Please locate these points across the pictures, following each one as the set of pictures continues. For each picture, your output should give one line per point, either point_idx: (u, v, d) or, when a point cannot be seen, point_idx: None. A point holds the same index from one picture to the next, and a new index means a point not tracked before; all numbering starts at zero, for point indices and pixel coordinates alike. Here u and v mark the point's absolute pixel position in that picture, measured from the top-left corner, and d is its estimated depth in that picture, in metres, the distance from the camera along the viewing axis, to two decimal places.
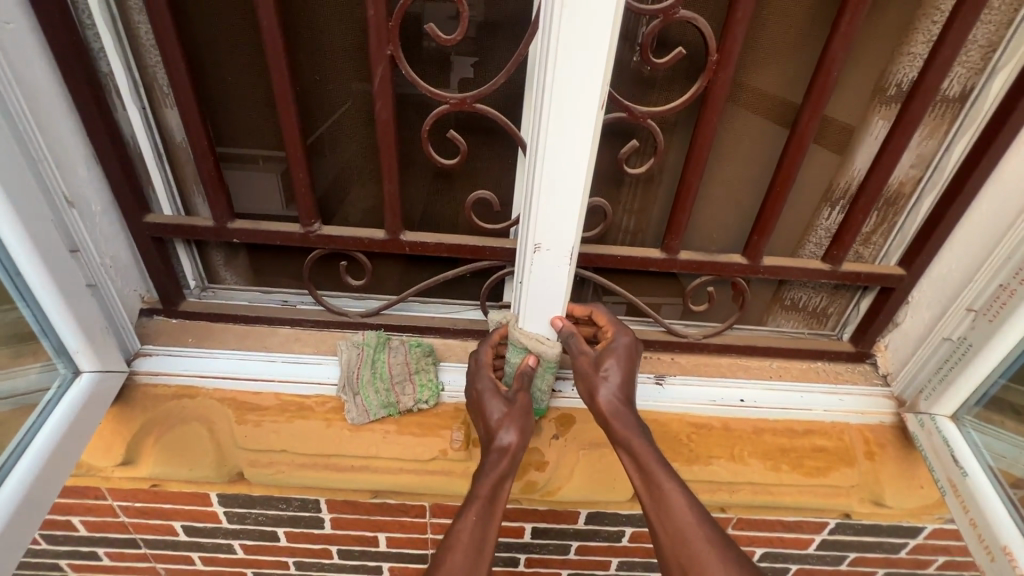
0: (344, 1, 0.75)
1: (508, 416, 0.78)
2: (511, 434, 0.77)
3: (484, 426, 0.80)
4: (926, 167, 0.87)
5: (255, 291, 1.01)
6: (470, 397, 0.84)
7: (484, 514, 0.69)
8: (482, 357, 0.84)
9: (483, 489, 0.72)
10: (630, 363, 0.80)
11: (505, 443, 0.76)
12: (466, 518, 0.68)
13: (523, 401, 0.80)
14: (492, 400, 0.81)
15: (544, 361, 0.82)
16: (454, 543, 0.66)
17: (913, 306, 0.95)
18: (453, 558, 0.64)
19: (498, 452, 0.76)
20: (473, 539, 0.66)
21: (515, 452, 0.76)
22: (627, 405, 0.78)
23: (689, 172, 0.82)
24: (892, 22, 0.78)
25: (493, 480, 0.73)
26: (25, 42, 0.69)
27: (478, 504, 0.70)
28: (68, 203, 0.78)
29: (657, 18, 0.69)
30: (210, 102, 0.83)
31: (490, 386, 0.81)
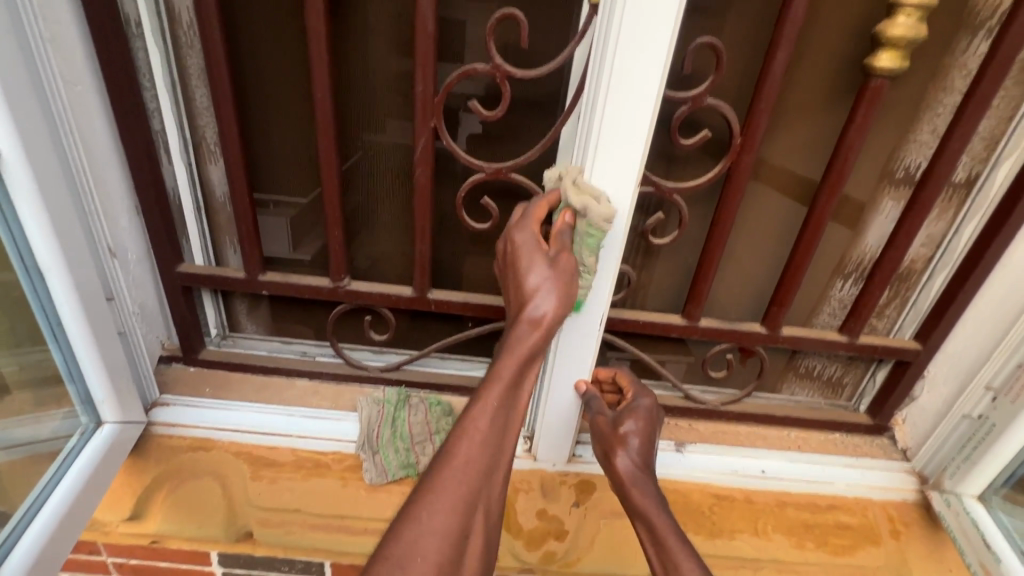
0: (392, 78, 0.81)
1: (550, 281, 0.64)
2: (549, 303, 0.64)
3: (518, 281, 0.66)
4: (936, 247, 0.91)
5: (274, 342, 1.01)
6: (505, 250, 0.69)
7: (507, 397, 0.60)
8: (528, 210, 0.69)
9: (507, 368, 0.61)
10: (654, 431, 0.79)
11: (539, 314, 0.63)
12: (487, 403, 0.58)
13: (567, 265, 0.65)
14: (533, 255, 0.65)
15: (586, 221, 0.68)
16: (471, 429, 0.56)
17: (930, 382, 0.96)
18: (468, 445, 0.55)
19: (528, 323, 0.63)
20: (493, 427, 0.57)
21: (550, 326, 0.63)
22: (648, 476, 0.74)
23: (712, 244, 0.85)
24: (899, 115, 0.84)
25: (521, 358, 0.61)
26: (90, 103, 0.74)
27: (501, 387, 0.59)
28: (110, 253, 0.80)
29: (686, 105, 0.73)
30: (256, 160, 0.87)
31: (531, 241, 0.66)
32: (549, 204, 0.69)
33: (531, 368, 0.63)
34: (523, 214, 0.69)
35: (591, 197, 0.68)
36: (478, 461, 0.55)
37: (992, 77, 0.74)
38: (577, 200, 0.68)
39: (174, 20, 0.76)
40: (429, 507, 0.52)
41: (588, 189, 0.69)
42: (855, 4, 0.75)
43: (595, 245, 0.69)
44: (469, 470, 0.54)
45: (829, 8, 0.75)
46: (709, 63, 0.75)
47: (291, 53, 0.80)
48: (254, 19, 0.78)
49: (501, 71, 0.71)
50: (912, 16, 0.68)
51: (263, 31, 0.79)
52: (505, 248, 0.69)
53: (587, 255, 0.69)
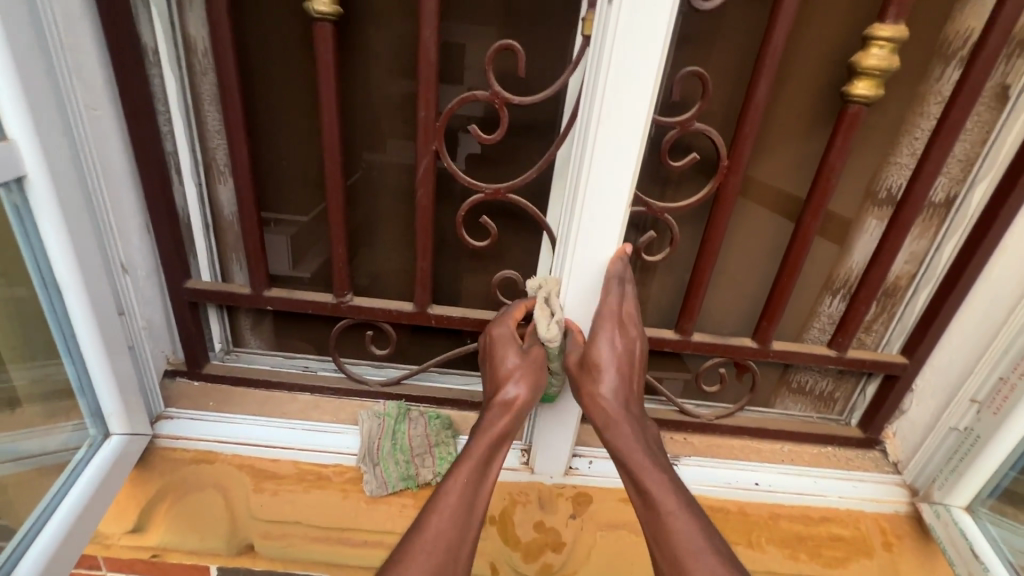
0: (395, 104, 0.86)
1: (518, 370, 0.76)
2: (519, 388, 0.74)
3: (493, 370, 0.77)
4: (919, 264, 0.94)
5: (277, 356, 1.03)
6: (485, 343, 0.82)
7: (478, 474, 0.68)
8: (507, 309, 0.81)
9: (479, 449, 0.70)
10: (632, 360, 0.75)
11: (510, 398, 0.74)
12: (459, 479, 0.66)
13: (536, 361, 0.77)
14: (507, 347, 0.77)
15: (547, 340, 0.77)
16: (440, 506, 0.63)
17: (918, 395, 0.98)
18: (438, 521, 0.62)
19: (501, 408, 0.74)
20: (462, 501, 0.64)
21: (519, 410, 0.74)
22: (628, 409, 0.73)
23: (703, 262, 0.88)
24: (878, 139, 0.88)
25: (491, 440, 0.71)
26: (107, 128, 0.77)
27: (473, 465, 0.68)
28: (123, 271, 0.83)
29: (675, 129, 0.77)
30: (263, 180, 0.91)
31: (507, 333, 0.78)
32: (525, 306, 0.81)
33: (500, 451, 0.72)
34: (503, 313, 0.81)
35: (551, 314, 0.77)
36: (447, 536, 0.61)
37: (963, 104, 0.78)
38: (538, 315, 0.77)
39: (190, 48, 0.80)
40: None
41: (552, 305, 0.78)
42: (833, 37, 0.79)
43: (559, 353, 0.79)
44: (436, 545, 0.60)
45: (808, 40, 0.80)
46: (696, 91, 0.79)
47: (300, 80, 0.84)
48: (266, 48, 0.82)
49: (500, 98, 0.75)
50: (884, 47, 0.72)
51: (274, 60, 0.83)
52: (486, 341, 0.81)
53: (553, 363, 0.79)
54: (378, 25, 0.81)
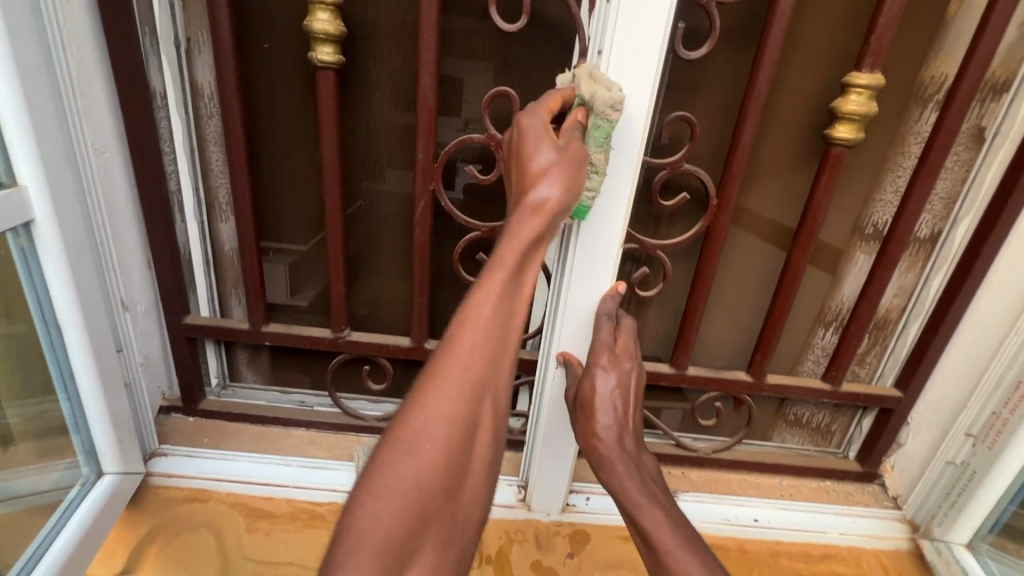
0: (395, 146, 0.89)
1: (559, 162, 0.57)
2: (554, 187, 0.55)
3: (522, 167, 0.58)
4: (907, 298, 0.96)
5: (273, 391, 1.04)
6: (510, 138, 0.63)
7: (508, 290, 0.51)
8: (539, 101, 0.64)
9: (506, 259, 0.52)
10: (628, 393, 0.74)
11: (543, 198, 0.55)
12: (488, 288, 0.50)
13: (577, 153, 0.59)
14: (542, 138, 0.59)
15: (599, 117, 0.63)
16: (471, 317, 0.49)
17: (913, 428, 0.99)
18: (472, 332, 0.48)
19: (532, 209, 0.54)
20: (495, 315, 0.50)
21: (554, 212, 0.55)
22: (624, 444, 0.73)
23: (695, 297, 0.89)
24: (862, 178, 0.91)
25: (522, 246, 0.53)
26: (114, 168, 0.79)
27: (508, 271, 0.52)
28: (123, 307, 0.83)
29: (665, 170, 0.79)
30: (264, 218, 0.93)
31: (540, 125, 0.60)
32: (562, 98, 0.64)
33: (537, 256, 0.55)
34: (535, 103, 0.63)
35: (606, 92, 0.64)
36: (487, 346, 0.49)
37: (941, 145, 0.80)
38: (590, 96, 0.64)
39: (197, 93, 0.84)
40: (437, 392, 0.46)
41: (602, 82, 0.64)
42: (815, 81, 0.83)
43: (606, 139, 0.64)
44: (476, 357, 0.48)
45: (789, 85, 0.83)
46: (685, 132, 0.82)
47: (302, 123, 0.87)
48: (270, 92, 0.85)
49: (495, 141, 0.78)
50: (862, 93, 0.76)
51: (278, 104, 0.86)
52: (511, 139, 0.62)
53: (598, 151, 0.64)
54: (379, 72, 0.85)
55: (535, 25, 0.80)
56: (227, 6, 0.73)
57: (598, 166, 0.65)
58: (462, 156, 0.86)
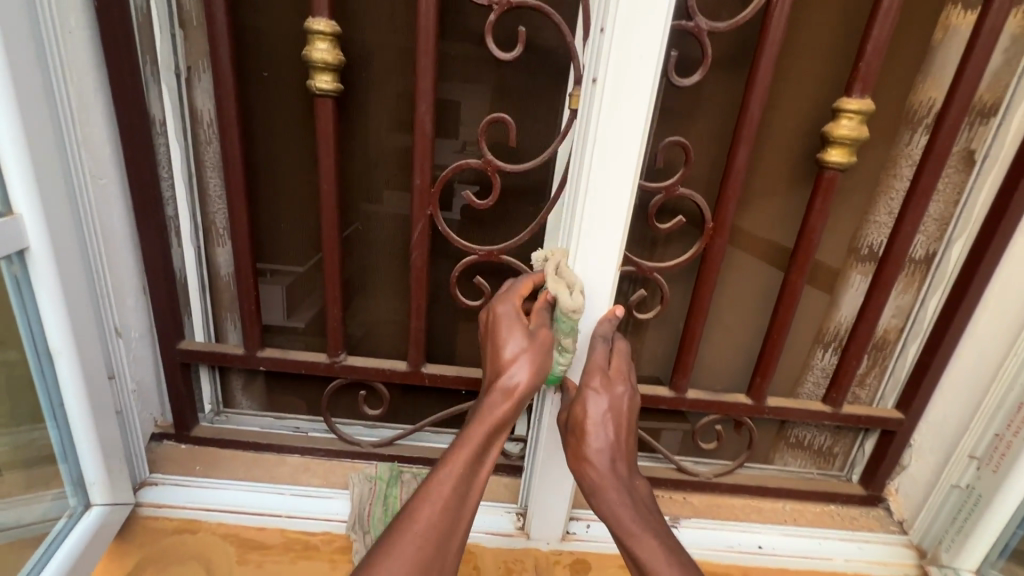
0: (392, 170, 0.90)
1: (526, 351, 0.68)
2: (522, 372, 0.68)
3: (496, 350, 0.70)
4: (905, 318, 0.95)
5: (268, 417, 1.02)
6: (486, 318, 0.73)
7: (469, 470, 0.63)
8: (513, 285, 0.73)
9: (474, 436, 0.65)
10: (620, 416, 0.73)
11: (512, 383, 0.67)
12: (453, 466, 0.62)
13: (543, 342, 0.70)
14: (512, 329, 0.70)
15: (560, 310, 0.70)
16: (433, 492, 0.60)
17: (916, 450, 0.98)
18: (430, 509, 0.58)
19: (503, 392, 0.67)
20: (455, 492, 0.61)
21: (521, 396, 0.67)
22: (617, 468, 0.71)
23: (693, 320, 0.89)
24: (856, 200, 0.92)
25: (487, 429, 0.65)
26: (111, 195, 0.79)
27: (467, 456, 0.63)
28: (117, 333, 0.82)
29: (660, 194, 0.80)
30: (261, 242, 0.93)
31: (512, 313, 0.70)
32: (533, 283, 0.74)
33: (496, 441, 0.67)
34: (509, 287, 0.73)
35: (567, 287, 0.72)
36: (440, 523, 0.58)
37: (932, 168, 0.81)
38: (555, 288, 0.71)
39: (196, 119, 0.84)
40: (388, 561, 0.54)
41: (567, 277, 0.73)
42: (805, 107, 0.84)
43: (572, 327, 0.72)
44: (428, 534, 0.57)
45: (780, 111, 0.85)
46: (679, 157, 0.83)
47: (300, 149, 0.88)
48: (269, 119, 0.86)
49: (492, 166, 0.78)
50: (853, 119, 0.77)
51: (277, 130, 0.87)
52: (487, 318, 0.72)
53: (565, 337, 0.72)
54: (378, 99, 0.86)
55: (531, 53, 0.81)
56: (228, 37, 0.74)
57: (564, 348, 0.73)
58: (460, 178, 0.86)
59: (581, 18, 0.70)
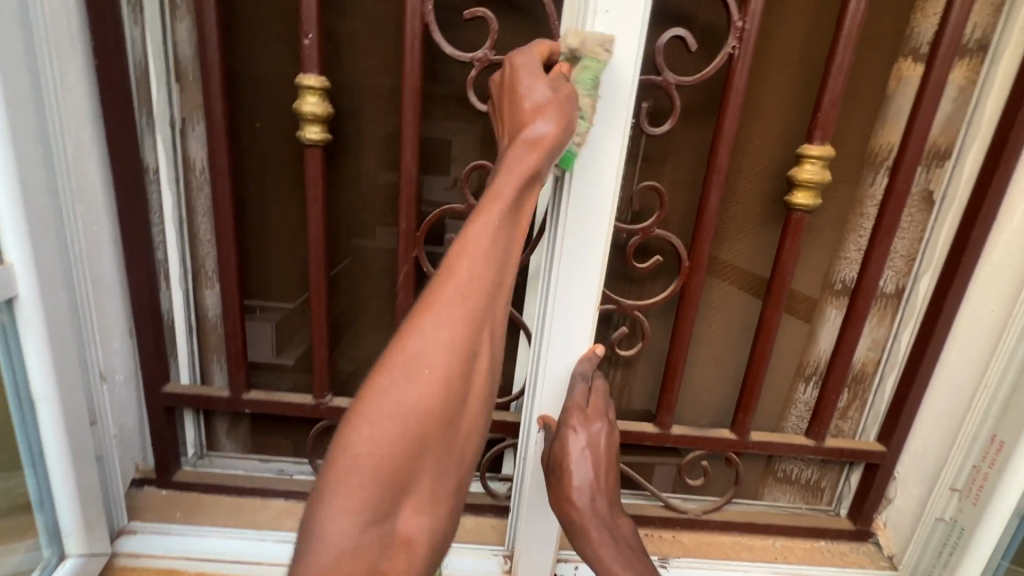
0: (380, 214, 0.93)
1: (550, 102, 0.55)
2: (549, 120, 0.55)
3: (514, 108, 0.57)
4: (881, 351, 0.98)
5: (252, 460, 1.01)
6: (501, 82, 0.61)
7: (508, 220, 0.52)
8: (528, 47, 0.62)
9: (506, 187, 0.52)
10: (598, 453, 0.74)
11: (539, 132, 0.54)
12: (488, 214, 0.51)
13: (569, 91, 0.57)
14: (531, 79, 0.58)
15: (582, 64, 0.61)
16: (468, 243, 0.49)
17: (900, 483, 0.99)
18: (471, 255, 0.49)
19: (527, 144, 0.54)
20: (495, 244, 0.50)
21: (551, 148, 0.54)
22: (598, 506, 0.73)
23: (675, 355, 0.91)
24: (827, 238, 0.96)
25: (522, 178, 0.53)
26: (101, 241, 0.81)
27: (504, 205, 0.51)
28: (101, 378, 0.82)
29: (637, 235, 0.83)
30: (250, 284, 0.95)
31: (531, 66, 0.59)
32: (548, 50, 0.63)
33: (531, 196, 0.55)
34: (525, 48, 0.62)
35: (589, 41, 0.61)
36: (484, 273, 0.49)
37: (894, 208, 0.86)
38: (575, 41, 0.61)
39: (188, 167, 0.87)
40: (435, 318, 0.47)
41: (589, 34, 0.62)
42: (773, 150, 0.89)
43: (594, 82, 0.62)
44: (472, 288, 0.48)
45: (749, 156, 0.90)
46: (654, 202, 0.87)
47: (290, 194, 0.91)
48: (260, 167, 0.89)
49: (475, 211, 0.83)
50: (815, 163, 0.81)
51: (267, 177, 0.90)
52: (502, 77, 0.61)
53: (587, 93, 0.61)
54: (366, 148, 0.90)
55: None
56: (221, 93, 0.78)
57: (587, 111, 0.61)
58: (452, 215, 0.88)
59: None
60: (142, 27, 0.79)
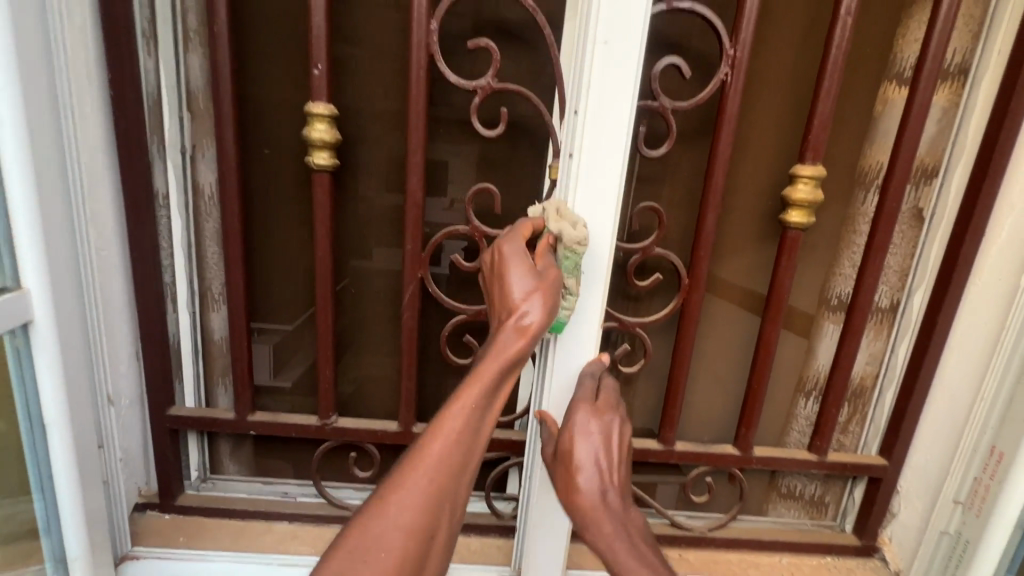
0: (385, 236, 0.95)
1: (539, 288, 0.61)
2: (536, 309, 0.61)
3: (502, 291, 0.62)
4: (879, 365, 0.99)
5: (255, 483, 1.01)
6: (488, 260, 0.66)
7: (482, 404, 0.55)
8: (514, 227, 0.67)
9: (487, 371, 0.56)
10: (610, 447, 0.69)
11: (527, 320, 0.60)
12: (465, 400, 0.54)
13: (554, 278, 0.63)
14: (520, 265, 0.63)
15: (564, 247, 0.67)
16: (442, 428, 0.52)
17: (904, 496, 0.99)
18: (442, 444, 0.52)
19: (515, 330, 0.59)
20: (467, 431, 0.53)
21: (536, 335, 0.60)
22: (610, 500, 0.67)
23: (677, 372, 0.92)
24: (821, 254, 0.98)
25: (503, 364, 0.57)
26: (112, 266, 0.82)
27: (481, 390, 0.55)
28: (108, 401, 0.83)
29: (638, 253, 0.85)
30: (256, 306, 0.96)
31: (520, 251, 0.64)
32: (532, 226, 0.68)
33: (511, 376, 0.58)
34: (511, 229, 0.67)
35: (569, 223, 0.68)
36: (454, 459, 0.52)
37: (885, 225, 0.88)
38: (557, 227, 0.67)
39: (198, 193, 0.89)
40: (397, 503, 0.49)
41: (568, 218, 0.68)
42: (765, 170, 0.92)
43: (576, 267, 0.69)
44: (437, 478, 0.51)
45: (742, 176, 0.92)
46: (652, 222, 0.90)
47: (296, 218, 0.93)
48: (267, 192, 0.92)
49: (479, 232, 0.84)
50: (808, 183, 0.84)
51: (274, 201, 0.92)
52: (490, 258, 0.66)
53: (570, 278, 0.69)
54: (371, 172, 0.92)
55: (513, 130, 0.89)
56: (232, 121, 0.80)
57: (570, 289, 0.69)
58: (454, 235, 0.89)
59: (557, 99, 0.77)
60: (156, 58, 0.82)
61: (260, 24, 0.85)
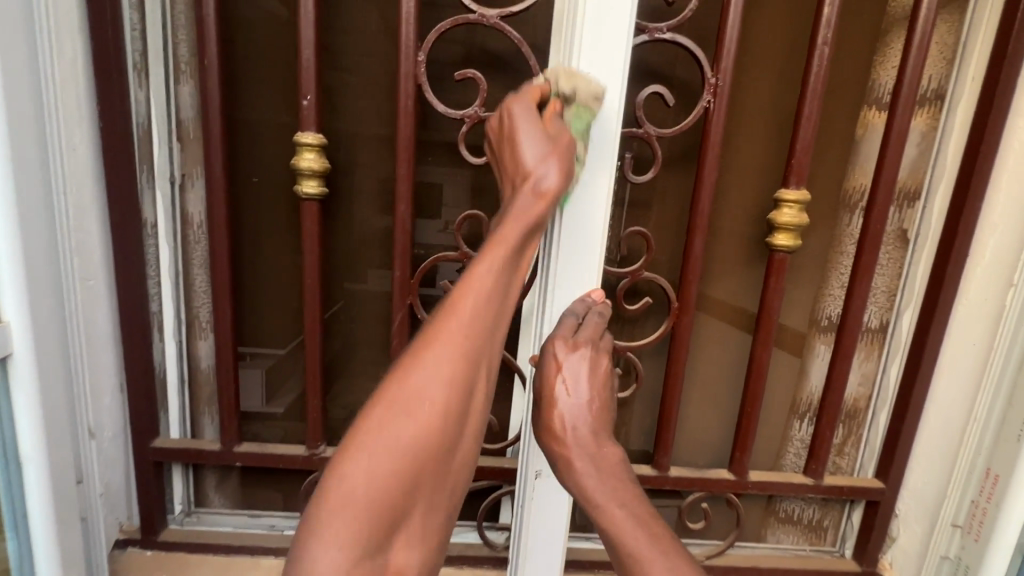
0: (374, 262, 0.95)
1: (550, 150, 0.56)
2: (550, 171, 0.56)
3: (514, 158, 0.58)
4: (871, 386, 0.98)
5: (241, 515, 0.98)
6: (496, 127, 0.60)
7: (508, 265, 0.55)
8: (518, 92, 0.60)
9: (510, 235, 0.55)
10: (596, 373, 0.62)
11: (541, 185, 0.55)
12: (489, 263, 0.55)
13: (565, 142, 0.57)
14: (528, 130, 0.57)
15: (576, 108, 0.59)
16: (473, 285, 0.54)
17: (902, 520, 0.98)
18: (474, 297, 0.54)
19: (532, 195, 0.56)
20: (496, 286, 0.55)
21: (554, 201, 0.56)
22: (583, 433, 0.61)
23: (669, 397, 0.91)
24: (809, 275, 0.99)
25: (523, 229, 0.55)
26: (97, 295, 0.81)
27: (506, 252, 0.55)
28: (89, 433, 0.80)
29: (627, 278, 0.86)
30: (242, 333, 0.95)
31: (525, 114, 0.58)
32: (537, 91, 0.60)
33: (533, 241, 0.58)
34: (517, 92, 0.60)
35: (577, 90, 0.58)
36: (486, 312, 0.54)
37: (870, 248, 0.89)
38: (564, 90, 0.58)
39: (186, 220, 0.88)
40: (434, 356, 0.52)
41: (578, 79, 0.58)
42: (751, 193, 0.93)
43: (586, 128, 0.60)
44: (472, 329, 0.53)
45: (728, 198, 0.93)
46: (641, 246, 0.90)
47: (285, 245, 0.93)
48: (256, 219, 0.91)
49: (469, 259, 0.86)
50: (793, 207, 0.85)
51: (262, 228, 0.92)
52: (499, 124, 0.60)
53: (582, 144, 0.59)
54: (360, 198, 0.93)
55: None
56: (221, 152, 0.81)
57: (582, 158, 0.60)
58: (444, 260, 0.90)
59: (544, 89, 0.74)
60: (147, 89, 0.83)
61: (249, 56, 0.86)
